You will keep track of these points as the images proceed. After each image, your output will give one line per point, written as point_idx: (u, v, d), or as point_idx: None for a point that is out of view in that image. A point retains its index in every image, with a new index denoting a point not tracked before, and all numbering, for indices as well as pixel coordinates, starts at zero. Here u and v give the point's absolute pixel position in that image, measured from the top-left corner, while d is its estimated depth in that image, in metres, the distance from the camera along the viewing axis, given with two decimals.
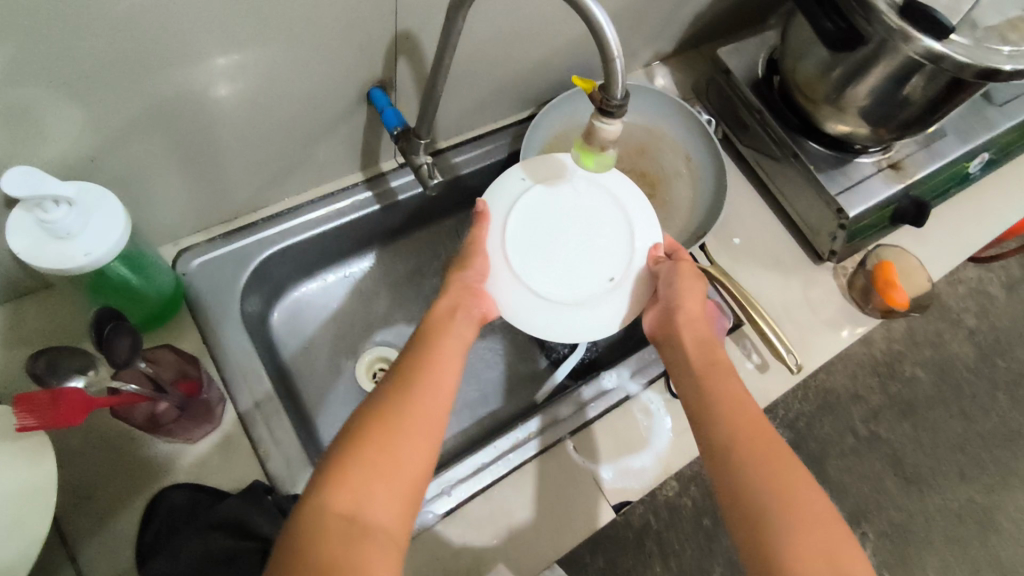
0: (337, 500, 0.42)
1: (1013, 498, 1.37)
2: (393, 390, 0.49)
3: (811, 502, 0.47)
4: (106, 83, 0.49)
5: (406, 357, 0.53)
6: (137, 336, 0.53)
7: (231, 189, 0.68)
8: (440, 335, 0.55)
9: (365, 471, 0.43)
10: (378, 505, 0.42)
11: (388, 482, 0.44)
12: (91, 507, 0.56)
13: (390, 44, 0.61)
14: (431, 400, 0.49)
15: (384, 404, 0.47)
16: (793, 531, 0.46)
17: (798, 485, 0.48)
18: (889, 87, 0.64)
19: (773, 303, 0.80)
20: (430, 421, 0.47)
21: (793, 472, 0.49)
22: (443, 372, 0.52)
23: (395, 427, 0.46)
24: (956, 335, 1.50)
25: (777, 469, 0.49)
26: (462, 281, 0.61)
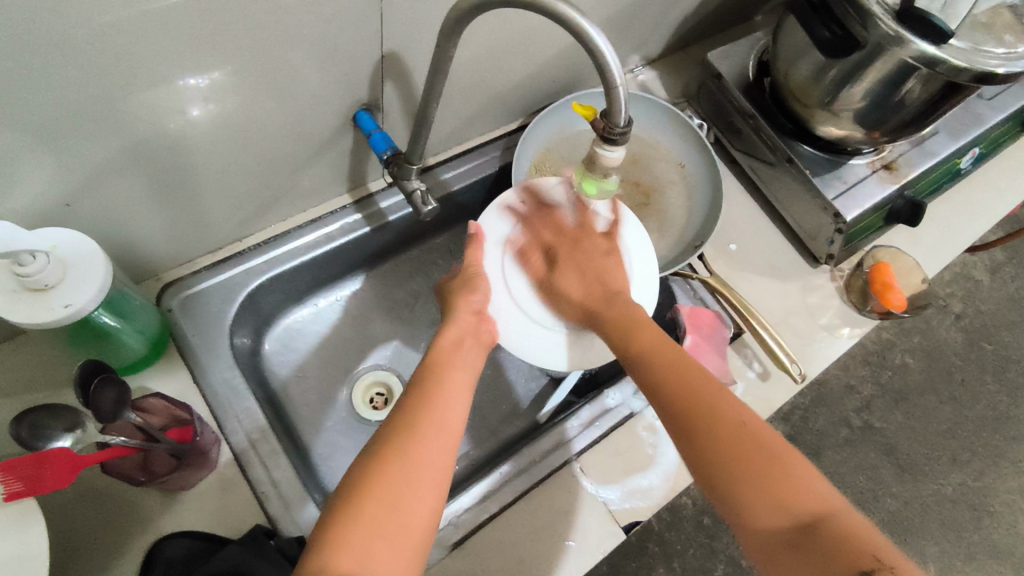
0: (338, 560, 0.39)
1: (1005, 481, 1.39)
2: (393, 436, 0.46)
3: (753, 442, 0.48)
4: (78, 126, 0.46)
5: (410, 394, 0.50)
6: (123, 388, 0.51)
7: (215, 220, 0.66)
8: (448, 366, 0.53)
9: (365, 529, 0.41)
10: (384, 561, 0.40)
11: (391, 537, 0.41)
12: (82, 566, 0.53)
13: (376, 66, 0.59)
14: (434, 440, 0.46)
15: (382, 452, 0.45)
16: (737, 480, 0.47)
17: (768, 447, 0.48)
18: (884, 91, 0.63)
19: (772, 310, 0.79)
20: (436, 467, 0.45)
21: (729, 418, 0.49)
22: (448, 407, 0.49)
23: (394, 475, 0.44)
24: (944, 321, 1.51)
25: (709, 422, 0.49)
26: (469, 306, 0.59)
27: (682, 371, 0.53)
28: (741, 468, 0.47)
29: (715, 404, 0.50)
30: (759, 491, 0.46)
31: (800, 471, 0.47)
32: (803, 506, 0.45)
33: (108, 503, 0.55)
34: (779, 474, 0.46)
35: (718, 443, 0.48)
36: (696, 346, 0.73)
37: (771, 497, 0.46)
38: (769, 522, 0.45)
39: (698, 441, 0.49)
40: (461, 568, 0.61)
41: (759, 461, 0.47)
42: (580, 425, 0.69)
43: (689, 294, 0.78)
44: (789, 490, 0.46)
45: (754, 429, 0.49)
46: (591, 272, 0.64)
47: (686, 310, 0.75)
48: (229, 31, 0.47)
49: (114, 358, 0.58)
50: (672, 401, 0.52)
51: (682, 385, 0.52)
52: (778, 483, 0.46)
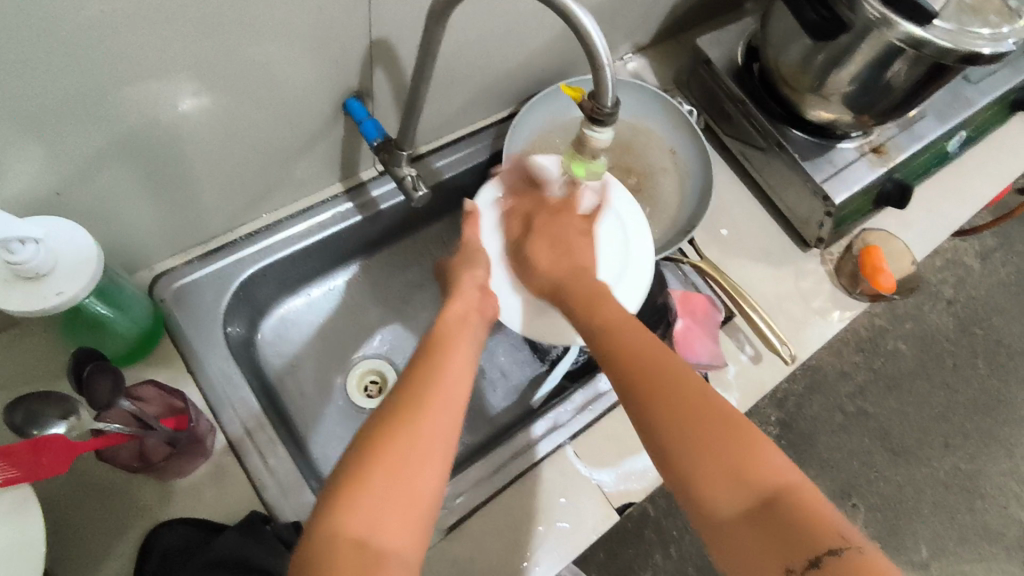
0: (349, 524, 0.40)
1: (996, 464, 1.40)
2: (402, 407, 0.46)
3: (708, 415, 0.47)
4: (67, 116, 0.46)
5: (416, 362, 0.51)
6: (118, 375, 0.51)
7: (208, 211, 0.66)
8: (453, 339, 0.53)
9: (376, 499, 0.41)
10: (395, 529, 0.41)
11: (403, 505, 0.42)
12: (80, 553, 0.53)
13: (366, 54, 0.59)
14: (443, 408, 0.47)
15: (394, 423, 0.45)
16: (695, 454, 0.45)
17: (727, 422, 0.46)
18: (872, 73, 0.63)
19: (763, 294, 0.80)
20: (445, 437, 0.45)
21: (687, 388, 0.48)
22: (455, 377, 0.50)
23: (403, 445, 0.43)
24: (936, 307, 1.52)
25: (666, 398, 0.48)
26: (473, 280, 0.61)
27: (642, 347, 0.52)
28: (697, 441, 0.46)
29: (674, 376, 0.49)
30: (716, 464, 0.45)
31: (757, 445, 0.45)
32: (765, 484, 0.44)
33: (105, 492, 0.56)
34: (736, 450, 0.45)
35: (673, 418, 0.47)
36: (688, 330, 0.73)
37: (730, 471, 0.44)
38: (727, 498, 0.44)
39: (654, 415, 0.48)
40: (458, 550, 0.61)
41: (716, 438, 0.45)
42: (575, 406, 0.69)
43: (681, 278, 0.79)
44: (748, 463, 0.44)
45: (713, 400, 0.48)
46: (563, 246, 0.64)
47: (678, 294, 0.75)
48: (217, 20, 0.47)
49: (108, 347, 0.58)
50: (633, 382, 0.50)
51: (640, 362, 0.51)
52: (737, 460, 0.45)
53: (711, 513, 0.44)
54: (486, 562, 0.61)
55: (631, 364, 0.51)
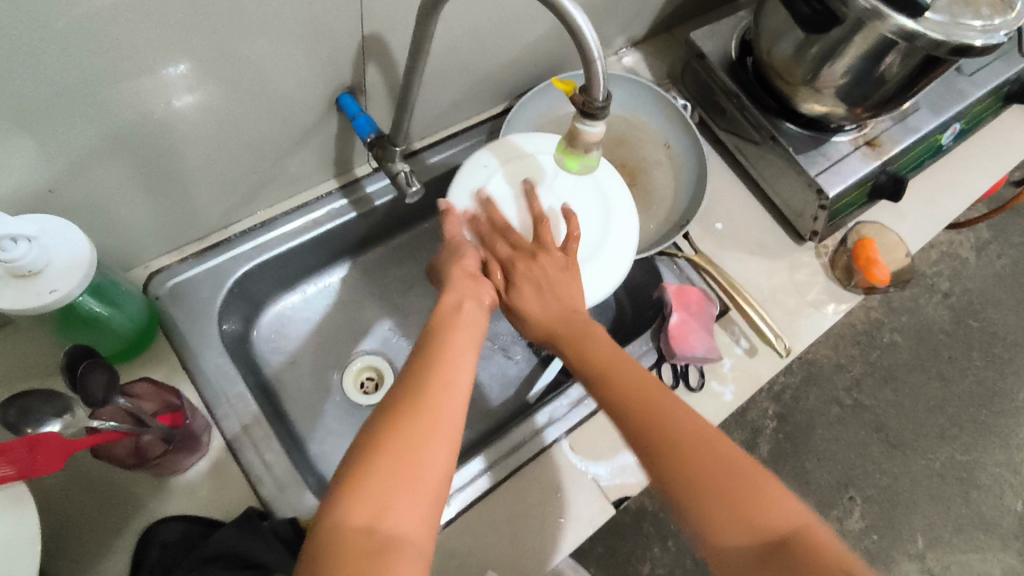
0: (354, 514, 0.40)
1: (992, 454, 1.41)
2: (404, 395, 0.46)
3: (714, 464, 0.47)
4: (59, 113, 0.46)
5: (419, 353, 0.50)
6: (113, 371, 0.52)
7: (202, 207, 0.66)
8: (452, 328, 0.53)
9: (379, 484, 0.41)
10: (404, 514, 0.41)
11: (410, 490, 0.42)
12: (77, 549, 0.54)
13: (359, 49, 0.59)
14: (444, 397, 0.47)
15: (395, 411, 0.45)
16: (707, 505, 0.46)
17: (739, 468, 0.47)
18: (865, 65, 0.63)
19: (758, 287, 0.80)
20: (449, 422, 0.46)
21: (697, 439, 0.48)
22: (456, 365, 0.49)
23: (405, 431, 0.44)
24: (932, 299, 1.52)
25: (677, 444, 0.48)
26: (462, 270, 0.59)
27: (644, 401, 0.51)
28: (707, 490, 0.46)
29: (681, 425, 0.49)
30: (727, 512, 0.45)
31: (765, 488, 0.46)
32: (777, 527, 0.45)
33: (101, 489, 0.56)
34: (747, 494, 0.46)
35: (683, 471, 0.47)
36: (684, 324, 0.72)
37: (742, 519, 0.45)
38: (741, 544, 0.45)
39: (665, 467, 0.47)
40: (455, 544, 0.61)
41: (728, 484, 0.46)
42: (571, 400, 0.69)
43: (676, 273, 0.79)
44: (759, 509, 0.45)
45: (722, 449, 0.48)
46: (548, 289, 0.60)
47: (673, 288, 0.74)
48: (209, 16, 0.47)
49: (102, 345, 0.58)
50: (644, 427, 0.49)
51: (648, 409, 0.50)
52: (748, 505, 0.45)
53: (726, 557, 0.45)
54: (483, 555, 0.61)
55: (642, 409, 0.50)
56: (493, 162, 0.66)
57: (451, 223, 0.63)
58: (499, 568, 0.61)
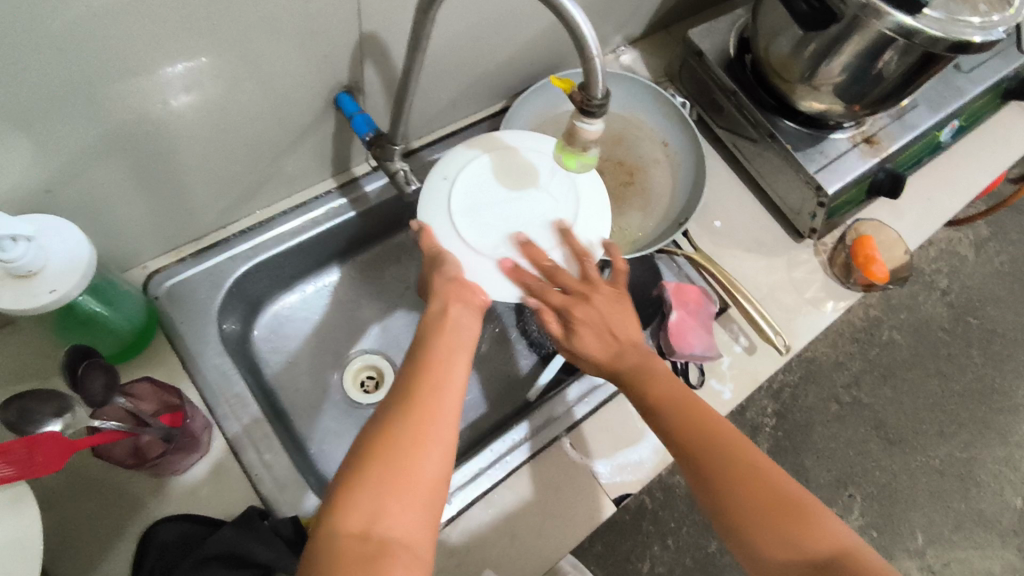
0: (349, 519, 0.40)
1: (992, 451, 1.41)
2: (398, 400, 0.46)
3: (765, 487, 0.49)
4: (56, 112, 0.46)
5: (413, 355, 0.50)
6: (110, 369, 0.52)
7: (201, 207, 0.66)
8: (443, 328, 0.51)
9: (374, 489, 0.41)
10: (398, 518, 0.41)
11: (404, 494, 0.42)
12: (77, 550, 0.54)
13: (356, 48, 0.59)
14: (436, 401, 0.46)
15: (388, 416, 0.45)
16: (756, 525, 0.48)
17: (786, 486, 0.49)
18: (863, 62, 0.63)
19: (757, 285, 0.80)
20: (441, 424, 0.45)
21: (749, 460, 0.51)
22: (450, 368, 0.49)
23: (397, 437, 0.43)
24: (930, 297, 1.53)
25: (728, 463, 0.51)
26: (445, 278, 0.54)
27: (696, 423, 0.54)
28: (757, 510, 0.48)
29: (732, 448, 0.52)
30: (776, 532, 0.48)
31: (812, 510, 0.48)
32: (823, 543, 0.47)
33: (101, 489, 0.56)
34: (795, 513, 0.48)
35: (735, 491, 0.50)
36: (682, 322, 0.72)
37: (791, 535, 0.47)
38: (789, 564, 0.47)
39: (716, 488, 0.50)
40: (456, 543, 0.61)
41: (776, 502, 0.49)
42: (572, 399, 0.69)
43: (675, 271, 0.79)
44: (806, 530, 0.47)
45: (770, 470, 0.50)
46: (605, 330, 0.59)
47: (672, 286, 0.74)
48: (207, 15, 0.47)
49: (101, 345, 0.58)
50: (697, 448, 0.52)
51: (699, 429, 0.53)
52: (798, 522, 0.48)
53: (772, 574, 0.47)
54: (484, 554, 0.61)
55: (693, 429, 0.53)
56: (454, 161, 0.59)
57: (430, 239, 0.56)
58: (499, 566, 0.61)
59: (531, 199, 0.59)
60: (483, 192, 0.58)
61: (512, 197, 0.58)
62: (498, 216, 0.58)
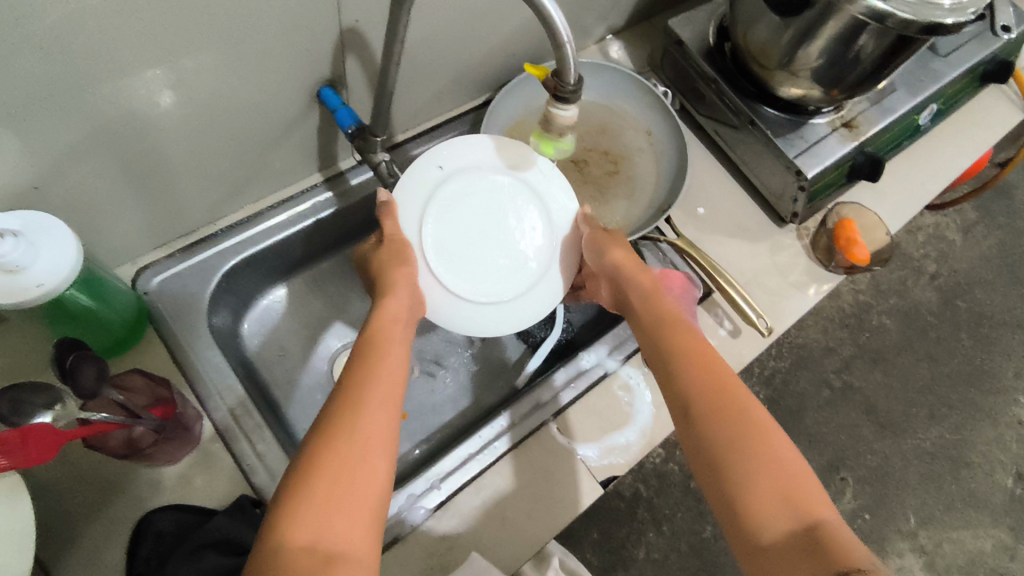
0: (295, 534, 0.40)
1: (981, 433, 1.43)
2: (341, 412, 0.46)
3: (762, 448, 0.47)
4: (41, 110, 0.47)
5: (351, 367, 0.51)
6: (102, 365, 0.53)
7: (188, 202, 0.66)
8: (383, 344, 0.53)
9: (319, 503, 0.42)
10: (343, 530, 0.41)
11: (347, 507, 0.42)
12: (72, 540, 0.55)
13: (337, 42, 0.60)
14: (379, 413, 0.47)
15: (336, 425, 0.45)
16: (747, 482, 0.46)
17: (776, 445, 0.48)
18: (839, 47, 0.64)
19: (740, 269, 0.81)
20: (384, 439, 0.46)
21: (746, 417, 0.49)
22: (390, 379, 0.50)
23: (347, 451, 0.44)
24: (919, 281, 1.54)
25: (728, 420, 0.49)
26: (404, 278, 0.60)
27: (701, 377, 0.52)
28: (752, 467, 0.47)
29: (738, 407, 0.50)
30: (768, 492, 0.46)
31: (807, 478, 0.46)
32: (806, 511, 0.45)
33: (94, 481, 0.57)
34: (782, 477, 0.46)
35: (731, 446, 0.48)
36: None
37: (776, 499, 0.45)
38: (776, 530, 0.44)
39: (713, 441, 0.49)
40: (445, 528, 0.62)
41: (765, 464, 0.47)
42: (559, 384, 0.70)
43: (659, 257, 0.80)
44: (799, 495, 0.45)
45: (765, 433, 0.48)
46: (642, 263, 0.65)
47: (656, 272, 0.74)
48: (186, 14, 0.47)
49: (93, 339, 0.59)
50: (699, 403, 0.51)
51: (699, 383, 0.52)
52: (785, 485, 0.46)
53: (755, 538, 0.44)
54: (475, 537, 0.62)
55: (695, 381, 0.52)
56: (454, 155, 0.65)
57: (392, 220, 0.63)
58: (490, 548, 0.62)
59: (495, 243, 0.67)
60: (463, 202, 0.66)
61: (479, 224, 0.66)
62: (457, 240, 0.66)
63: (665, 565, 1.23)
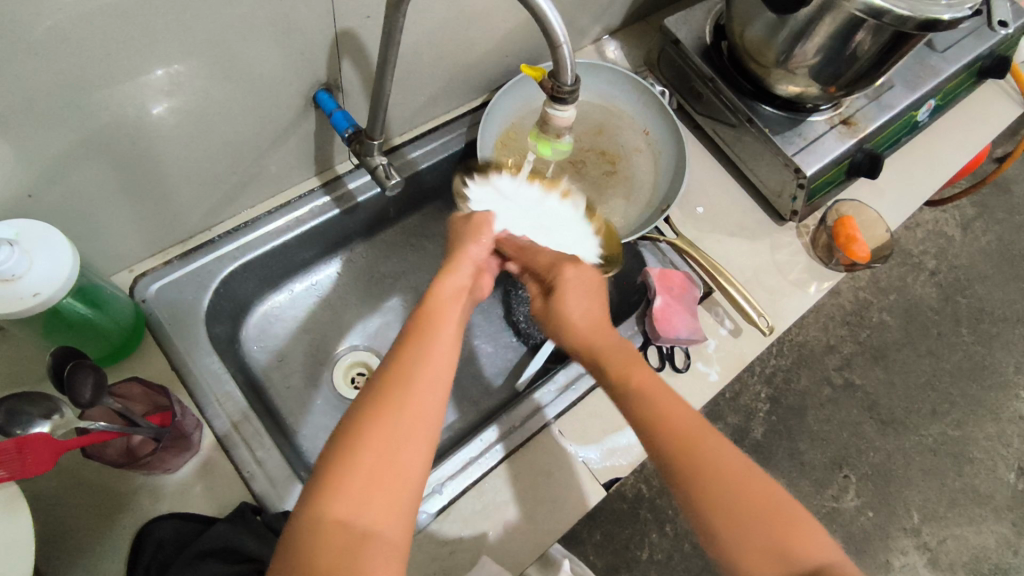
0: (333, 509, 0.41)
1: (983, 428, 1.43)
2: (383, 392, 0.46)
3: (759, 503, 0.47)
4: (35, 118, 0.47)
5: (402, 341, 0.50)
6: (99, 371, 0.52)
7: (184, 209, 0.66)
8: (438, 319, 0.52)
9: (358, 482, 0.42)
10: (378, 510, 0.42)
11: (387, 488, 0.43)
12: (71, 551, 0.54)
13: (332, 45, 0.59)
14: (426, 393, 0.46)
15: (378, 405, 0.45)
16: (743, 541, 0.46)
17: (770, 499, 0.47)
18: (836, 44, 0.64)
19: (740, 268, 0.81)
20: (427, 419, 0.46)
21: (737, 474, 0.48)
22: (439, 358, 0.49)
23: (389, 431, 0.44)
24: (919, 278, 1.54)
25: (715, 481, 0.47)
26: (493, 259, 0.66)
27: (681, 433, 0.50)
28: (751, 528, 0.46)
29: (723, 465, 0.48)
30: (771, 551, 0.46)
31: (805, 524, 0.47)
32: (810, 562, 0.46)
33: (94, 490, 0.56)
34: (781, 531, 0.46)
35: (729, 510, 0.47)
36: (667, 306, 0.72)
37: (780, 557, 0.45)
38: None
39: (697, 497, 0.47)
40: (447, 532, 0.62)
41: (763, 521, 0.46)
42: (560, 385, 0.70)
43: (659, 257, 0.79)
44: (800, 546, 0.46)
45: (757, 487, 0.48)
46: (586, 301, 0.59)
47: (656, 272, 0.74)
48: (179, 19, 0.47)
49: (91, 347, 0.59)
50: (685, 468, 0.48)
51: (678, 442, 0.49)
52: (786, 542, 0.46)
53: None
54: (480, 542, 0.62)
55: (676, 442, 0.49)
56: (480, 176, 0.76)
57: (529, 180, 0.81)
58: (494, 552, 0.62)
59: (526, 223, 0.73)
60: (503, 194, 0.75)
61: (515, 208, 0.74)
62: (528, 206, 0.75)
63: (668, 566, 1.22)
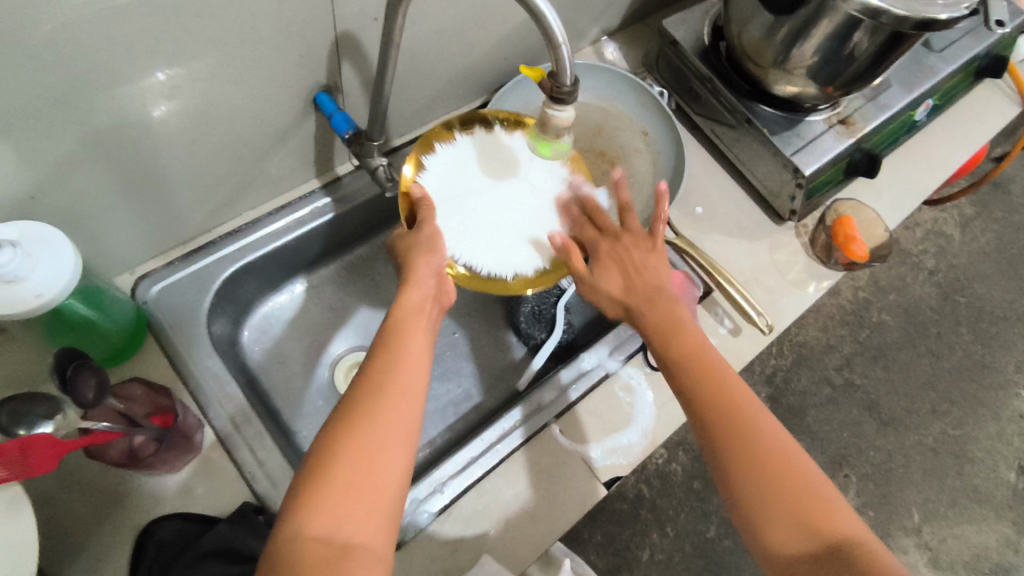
0: (312, 523, 0.41)
1: (983, 427, 1.43)
2: (360, 399, 0.47)
3: (780, 466, 0.48)
4: (37, 121, 0.47)
5: (374, 354, 0.50)
6: (101, 374, 0.53)
7: (185, 210, 0.66)
8: (408, 331, 0.52)
9: (338, 493, 0.42)
10: (359, 520, 0.42)
11: (367, 500, 0.43)
12: (72, 552, 0.54)
13: (332, 47, 0.60)
14: (400, 402, 0.47)
15: (356, 415, 0.46)
16: (764, 505, 0.47)
17: (792, 469, 0.48)
18: (834, 44, 0.64)
19: (739, 268, 0.81)
20: (404, 429, 0.46)
21: (761, 439, 0.50)
22: (414, 370, 0.50)
23: (366, 441, 0.44)
24: (918, 278, 1.54)
25: (741, 443, 0.49)
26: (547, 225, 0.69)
27: (710, 396, 0.52)
28: (770, 493, 0.47)
29: (748, 432, 0.50)
30: (790, 514, 0.47)
31: (826, 497, 0.48)
32: (830, 531, 0.46)
33: (95, 491, 0.56)
34: (801, 497, 0.47)
35: (755, 470, 0.48)
36: None
37: (799, 522, 0.46)
38: (797, 548, 0.46)
39: (727, 457, 0.49)
40: (448, 532, 0.62)
41: (783, 487, 0.48)
42: (561, 385, 0.70)
43: None
44: (819, 514, 0.47)
45: (781, 457, 0.49)
46: (627, 266, 0.63)
47: None
48: (180, 21, 0.47)
49: (93, 348, 0.59)
50: (715, 433, 0.51)
51: (711, 400, 0.52)
52: (803, 509, 0.47)
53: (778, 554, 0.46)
54: (480, 541, 0.62)
55: (709, 403, 0.52)
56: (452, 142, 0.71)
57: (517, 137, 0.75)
58: (494, 552, 0.62)
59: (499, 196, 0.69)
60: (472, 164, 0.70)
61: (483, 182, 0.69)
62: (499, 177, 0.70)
63: (669, 567, 1.23)
